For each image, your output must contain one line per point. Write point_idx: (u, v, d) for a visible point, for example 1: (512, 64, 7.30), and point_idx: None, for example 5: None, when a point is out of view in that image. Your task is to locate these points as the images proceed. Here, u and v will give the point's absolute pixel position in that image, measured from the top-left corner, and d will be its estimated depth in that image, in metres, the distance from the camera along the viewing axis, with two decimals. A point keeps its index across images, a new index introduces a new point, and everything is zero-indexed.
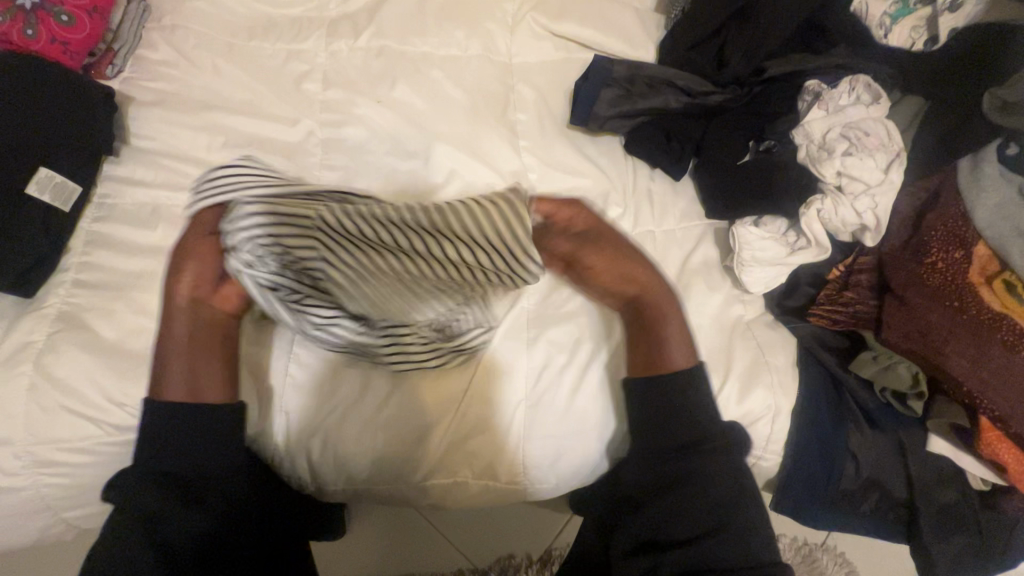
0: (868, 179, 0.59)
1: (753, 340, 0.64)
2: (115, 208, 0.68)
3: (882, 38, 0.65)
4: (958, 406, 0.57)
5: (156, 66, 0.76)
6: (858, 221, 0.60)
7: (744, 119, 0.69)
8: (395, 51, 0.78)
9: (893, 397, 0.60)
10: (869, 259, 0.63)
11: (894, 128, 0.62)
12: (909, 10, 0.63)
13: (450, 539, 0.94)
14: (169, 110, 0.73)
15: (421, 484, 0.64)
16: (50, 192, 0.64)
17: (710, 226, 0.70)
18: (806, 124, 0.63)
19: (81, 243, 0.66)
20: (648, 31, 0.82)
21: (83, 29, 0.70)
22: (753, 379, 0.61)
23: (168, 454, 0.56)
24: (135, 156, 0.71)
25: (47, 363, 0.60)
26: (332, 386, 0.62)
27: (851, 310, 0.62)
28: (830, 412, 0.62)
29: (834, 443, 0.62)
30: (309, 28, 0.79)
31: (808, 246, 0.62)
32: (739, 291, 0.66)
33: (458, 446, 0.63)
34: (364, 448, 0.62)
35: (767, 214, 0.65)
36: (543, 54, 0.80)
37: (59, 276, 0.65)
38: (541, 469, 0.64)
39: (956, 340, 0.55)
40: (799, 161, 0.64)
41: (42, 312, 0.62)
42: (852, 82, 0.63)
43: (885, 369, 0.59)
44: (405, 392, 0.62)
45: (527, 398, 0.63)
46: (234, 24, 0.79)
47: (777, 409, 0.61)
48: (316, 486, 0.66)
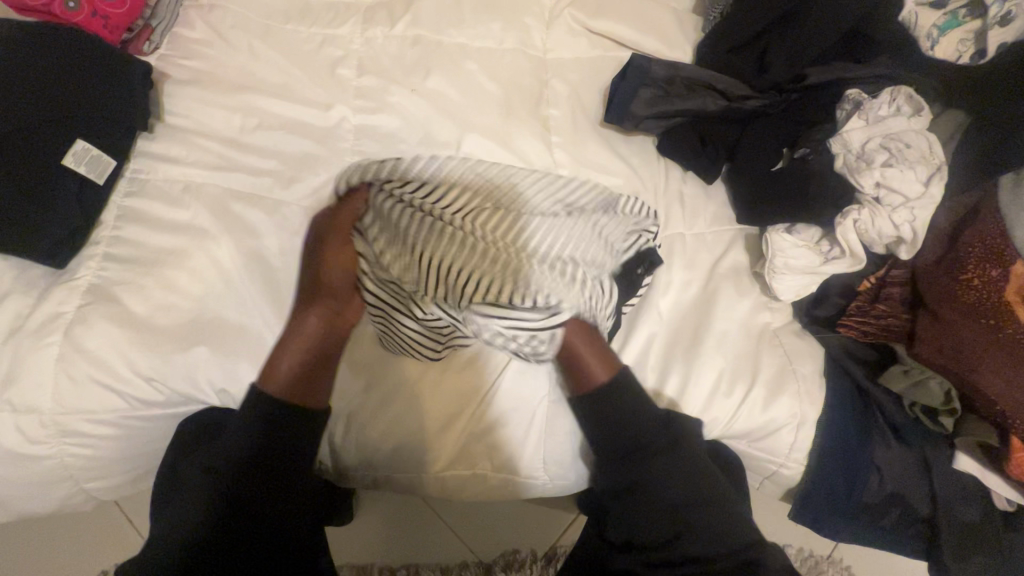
0: (907, 192, 0.59)
1: (780, 347, 0.63)
2: (147, 183, 0.69)
3: (929, 50, 0.63)
4: (989, 425, 0.56)
5: (193, 45, 0.76)
6: (895, 234, 0.60)
7: (780, 126, 0.68)
8: (430, 40, 0.77)
9: (923, 413, 0.59)
10: (901, 273, 0.62)
11: (936, 140, 0.61)
12: (957, 23, 0.61)
13: (457, 532, 0.94)
14: (204, 89, 0.73)
15: (439, 476, 0.64)
16: (86, 165, 0.65)
17: (741, 231, 0.70)
18: (845, 133, 0.63)
19: (112, 217, 0.67)
20: (686, 32, 0.81)
21: (125, 3, 0.72)
22: (779, 387, 0.61)
23: (238, 446, 0.56)
24: (169, 133, 0.71)
25: (78, 334, 0.60)
26: (352, 367, 0.64)
27: (881, 323, 0.61)
28: (856, 426, 0.61)
29: (859, 457, 0.60)
30: (346, 14, 0.79)
31: (842, 256, 0.61)
32: (768, 298, 0.66)
33: (477, 438, 0.62)
34: (383, 434, 0.62)
35: (801, 222, 0.64)
36: (578, 51, 0.79)
37: (90, 249, 0.65)
38: (560, 467, 0.64)
39: (993, 358, 0.55)
40: (837, 171, 0.63)
41: (73, 284, 0.63)
42: (892, 93, 0.63)
43: (916, 385, 0.58)
44: (417, 393, 0.62)
45: (549, 393, 0.63)
46: (270, 6, 0.79)
47: (802, 419, 0.61)
48: (336, 471, 0.66)
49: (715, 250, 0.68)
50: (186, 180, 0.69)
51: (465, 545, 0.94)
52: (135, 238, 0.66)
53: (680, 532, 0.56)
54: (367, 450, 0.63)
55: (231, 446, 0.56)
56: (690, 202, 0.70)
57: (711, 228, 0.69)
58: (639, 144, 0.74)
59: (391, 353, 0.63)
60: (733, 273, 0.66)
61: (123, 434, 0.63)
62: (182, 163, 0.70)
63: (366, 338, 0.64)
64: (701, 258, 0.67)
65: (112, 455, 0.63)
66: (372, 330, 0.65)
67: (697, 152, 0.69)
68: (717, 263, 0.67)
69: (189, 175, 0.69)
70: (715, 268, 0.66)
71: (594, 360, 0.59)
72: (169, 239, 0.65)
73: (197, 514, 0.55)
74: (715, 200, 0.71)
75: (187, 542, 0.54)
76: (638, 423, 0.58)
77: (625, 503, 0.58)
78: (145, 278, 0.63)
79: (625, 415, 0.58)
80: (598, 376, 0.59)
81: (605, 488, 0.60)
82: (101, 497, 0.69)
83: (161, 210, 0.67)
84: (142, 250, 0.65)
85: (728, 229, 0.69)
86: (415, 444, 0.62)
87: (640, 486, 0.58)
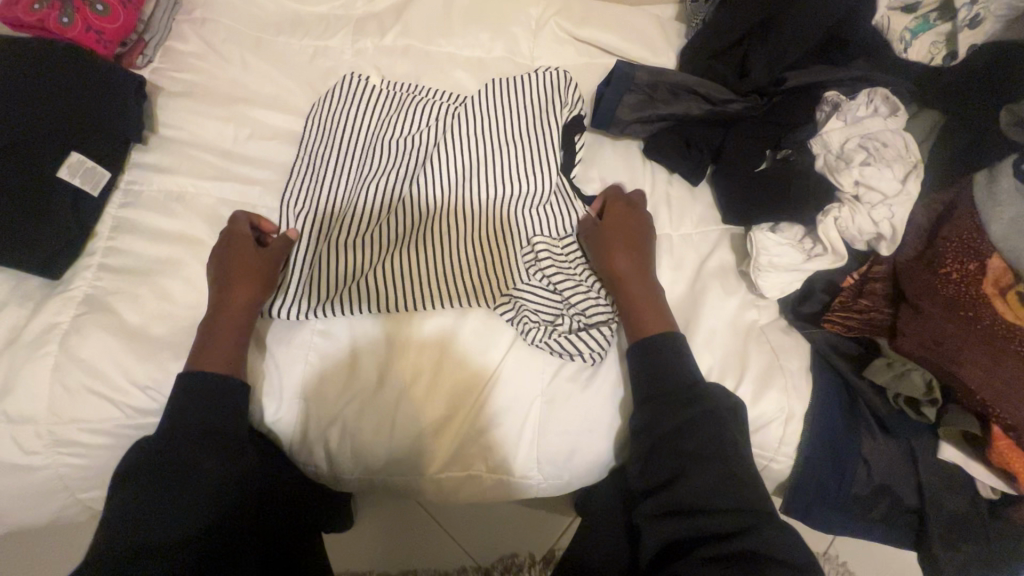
0: (885, 189, 0.60)
1: (766, 343, 0.64)
2: (142, 194, 0.70)
3: (902, 52, 0.65)
4: (971, 416, 0.55)
5: (186, 58, 0.78)
6: (874, 231, 0.61)
7: (762, 127, 0.71)
8: (420, 50, 0.81)
9: (906, 405, 0.57)
10: (884, 268, 0.63)
11: (912, 140, 0.62)
12: (929, 26, 0.64)
13: (456, 539, 0.94)
14: (199, 102, 0.76)
15: (434, 477, 0.64)
16: (81, 176, 0.66)
17: (727, 231, 0.71)
18: (825, 134, 0.64)
19: (107, 227, 0.68)
20: (669, 38, 0.83)
21: (117, 19, 0.72)
22: (767, 382, 0.61)
23: (172, 440, 0.54)
24: (165, 145, 0.73)
25: (73, 344, 0.61)
26: (350, 371, 0.63)
27: (866, 317, 0.62)
28: (843, 420, 0.61)
29: (847, 450, 0.60)
30: (338, 27, 0.82)
31: (824, 253, 0.62)
32: (755, 296, 0.67)
33: (474, 440, 0.63)
34: (382, 435, 0.62)
35: (786, 220, 0.65)
36: (565, 59, 0.82)
37: (84, 260, 0.66)
38: (554, 466, 0.63)
39: (971, 350, 0.55)
40: (817, 171, 0.65)
41: (70, 294, 0.63)
42: (869, 95, 0.65)
43: (898, 377, 0.57)
44: (419, 396, 0.62)
45: (543, 393, 0.63)
46: (263, 19, 0.82)
47: (790, 413, 0.61)
48: (332, 475, 0.65)
49: (702, 249, 0.69)
50: (182, 191, 0.71)
51: (464, 552, 0.95)
52: (130, 248, 0.67)
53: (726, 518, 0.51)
54: (369, 452, 0.63)
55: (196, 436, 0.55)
56: (677, 203, 0.72)
57: (698, 229, 0.71)
58: (624, 147, 0.76)
59: (397, 359, 0.63)
60: (721, 272, 0.68)
61: (115, 445, 0.62)
62: (178, 174, 0.71)
63: (363, 346, 0.63)
64: (687, 258, 0.69)
65: (106, 467, 0.63)
66: (373, 336, 0.64)
67: (682, 155, 0.72)
68: (703, 263, 0.68)
69: (182, 184, 0.71)
70: (701, 268, 0.68)
71: (654, 320, 0.61)
72: (163, 249, 0.67)
73: (175, 516, 0.51)
74: (702, 201, 0.73)
75: (188, 515, 0.51)
76: (698, 426, 0.55)
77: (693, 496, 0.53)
78: (140, 287, 0.64)
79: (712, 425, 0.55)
80: (653, 330, 0.61)
81: (665, 472, 0.55)
82: (95, 511, 0.68)
83: (157, 221, 0.69)
84: (137, 260, 0.66)
85: (714, 229, 0.71)
86: (432, 445, 0.63)
87: (713, 498, 0.52)
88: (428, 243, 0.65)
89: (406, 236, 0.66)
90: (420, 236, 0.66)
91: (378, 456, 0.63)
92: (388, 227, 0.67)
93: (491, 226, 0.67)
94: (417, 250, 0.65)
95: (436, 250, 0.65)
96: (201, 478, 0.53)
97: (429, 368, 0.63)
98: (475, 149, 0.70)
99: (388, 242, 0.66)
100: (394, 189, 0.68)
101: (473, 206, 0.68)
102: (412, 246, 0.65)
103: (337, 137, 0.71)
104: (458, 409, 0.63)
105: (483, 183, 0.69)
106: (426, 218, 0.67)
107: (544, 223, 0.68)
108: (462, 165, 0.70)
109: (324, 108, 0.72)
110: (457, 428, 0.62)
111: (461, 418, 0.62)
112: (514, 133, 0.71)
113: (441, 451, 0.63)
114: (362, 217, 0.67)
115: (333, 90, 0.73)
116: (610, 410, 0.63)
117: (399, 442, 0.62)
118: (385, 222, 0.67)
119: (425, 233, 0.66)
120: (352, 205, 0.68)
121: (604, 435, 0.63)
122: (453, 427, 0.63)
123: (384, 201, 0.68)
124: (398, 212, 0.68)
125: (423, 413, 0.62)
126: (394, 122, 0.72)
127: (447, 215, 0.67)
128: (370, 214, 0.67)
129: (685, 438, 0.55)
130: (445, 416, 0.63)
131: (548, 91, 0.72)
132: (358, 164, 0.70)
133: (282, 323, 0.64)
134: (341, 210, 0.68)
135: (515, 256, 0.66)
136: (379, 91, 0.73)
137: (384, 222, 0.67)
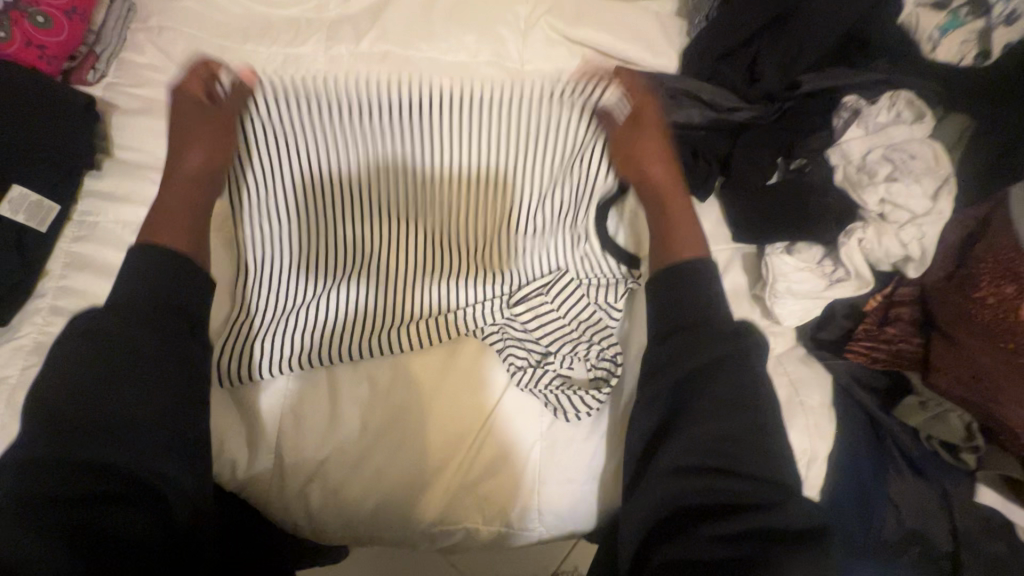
0: (914, 208, 0.54)
1: (785, 375, 0.58)
2: (97, 226, 0.64)
3: (930, 52, 0.59)
4: (1011, 459, 0.52)
5: (143, 71, 0.72)
6: (902, 253, 0.55)
7: (773, 135, 0.65)
8: (399, 56, 0.74)
9: (942, 446, 0.54)
10: (910, 291, 0.58)
11: (942, 149, 0.56)
12: (960, 22, 0.57)
13: (455, 569, 0.89)
14: (157, 120, 0.69)
15: (426, 533, 0.58)
16: (25, 212, 0.59)
17: (739, 251, 0.65)
18: (843, 144, 0.59)
19: (58, 265, 0.62)
20: (670, 35, 0.76)
21: (62, 31, 0.65)
22: (786, 422, 0.56)
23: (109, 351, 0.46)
24: (120, 170, 0.67)
25: (21, 399, 0.55)
26: (331, 424, 0.57)
27: (892, 347, 0.58)
28: (870, 461, 0.55)
29: (875, 495, 0.55)
30: (308, 31, 0.75)
31: (847, 278, 0.57)
32: (771, 322, 0.61)
33: (469, 491, 0.57)
34: (367, 491, 0.57)
35: (801, 240, 0.59)
36: (557, 61, 0.75)
37: (33, 303, 0.60)
38: (557, 516, 0.58)
39: (1015, 387, 0.50)
40: (835, 185, 0.60)
41: (17, 343, 0.57)
42: (892, 98, 0.59)
43: (935, 418, 0.54)
44: (406, 446, 0.57)
45: (544, 437, 0.58)
46: (226, 25, 0.75)
47: (813, 455, 0.55)
48: (314, 533, 0.60)
49: None
50: (141, 220, 0.65)
51: None
52: (84, 287, 0.61)
53: (725, 495, 0.45)
54: (353, 508, 0.57)
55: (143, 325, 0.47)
56: None
57: (707, 248, 0.65)
58: None
59: (384, 406, 0.58)
60: (733, 296, 0.62)
61: None
62: (136, 201, 0.65)
63: (342, 388, 0.58)
64: None
65: None
66: (359, 390, 0.58)
67: (688, 168, 0.66)
68: None
69: (141, 213, 0.65)
70: None
71: (686, 233, 0.58)
72: None
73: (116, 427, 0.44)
74: (710, 218, 0.67)
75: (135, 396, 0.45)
76: (696, 350, 0.50)
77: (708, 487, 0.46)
78: None
79: (716, 398, 0.48)
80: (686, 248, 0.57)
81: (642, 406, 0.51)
82: None
83: (114, 256, 0.63)
84: (92, 300, 0.60)
85: (723, 249, 0.65)
86: (424, 500, 0.57)
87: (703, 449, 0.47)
88: (408, 287, 0.61)
89: (379, 281, 0.61)
90: (398, 281, 0.61)
91: (364, 513, 0.57)
92: (360, 271, 0.61)
93: (475, 263, 0.63)
94: (394, 297, 0.61)
95: (414, 296, 0.61)
96: (144, 361, 0.46)
97: (419, 416, 0.57)
98: (447, 176, 0.63)
99: (366, 281, 0.61)
100: (360, 228, 0.62)
101: (452, 243, 0.63)
102: (387, 292, 0.61)
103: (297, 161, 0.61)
104: (449, 458, 0.57)
105: (460, 218, 0.63)
106: (400, 260, 0.62)
107: (530, 258, 0.64)
108: (435, 196, 0.63)
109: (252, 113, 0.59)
110: (452, 480, 0.57)
111: (456, 468, 0.57)
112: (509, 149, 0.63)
113: (433, 508, 0.57)
114: (327, 263, 0.61)
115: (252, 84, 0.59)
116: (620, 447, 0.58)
117: (384, 497, 0.57)
118: (354, 267, 0.61)
119: (400, 277, 0.61)
120: (316, 247, 0.61)
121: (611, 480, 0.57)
122: (447, 477, 0.57)
123: (353, 241, 0.62)
124: (369, 256, 0.62)
125: (411, 464, 0.57)
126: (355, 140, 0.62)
127: (425, 255, 0.62)
128: (336, 258, 0.61)
129: (705, 379, 0.49)
130: (436, 466, 0.57)
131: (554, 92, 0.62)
132: (310, 198, 0.61)
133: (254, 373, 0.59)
134: (303, 255, 0.61)
135: (504, 297, 0.62)
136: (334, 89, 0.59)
137: (352, 264, 0.61)
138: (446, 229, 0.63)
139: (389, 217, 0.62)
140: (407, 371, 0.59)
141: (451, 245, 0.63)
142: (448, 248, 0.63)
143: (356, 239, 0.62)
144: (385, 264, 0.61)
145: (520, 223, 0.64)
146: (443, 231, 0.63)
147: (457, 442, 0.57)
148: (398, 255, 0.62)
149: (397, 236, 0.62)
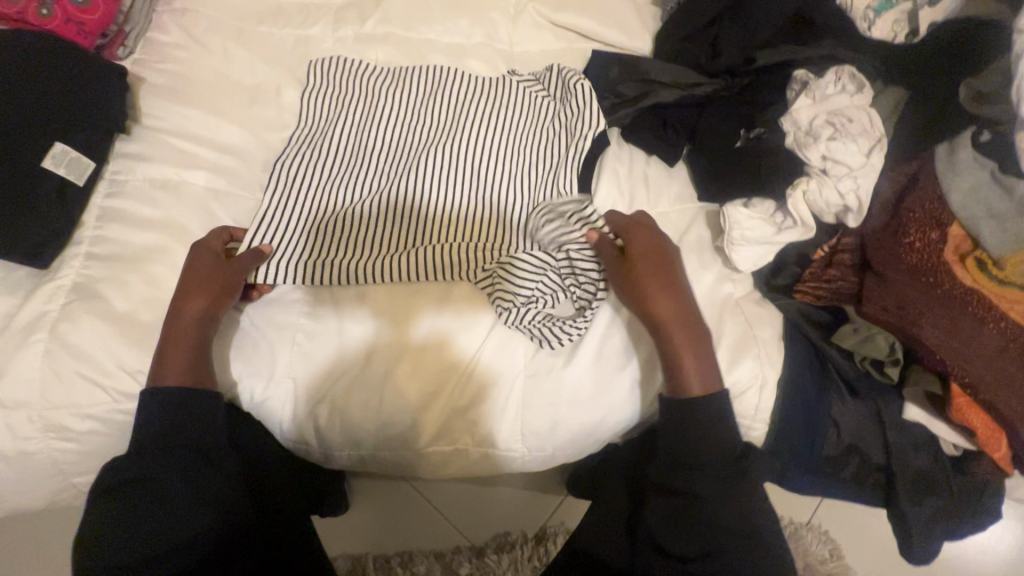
0: (851, 163, 0.62)
1: (741, 314, 0.66)
2: (127, 184, 0.71)
3: (867, 30, 0.68)
4: (930, 375, 0.60)
5: (167, 48, 0.79)
6: (841, 203, 0.63)
7: (732, 106, 0.73)
8: (399, 37, 0.82)
9: (872, 365, 0.62)
10: (852, 241, 0.65)
11: (877, 114, 0.64)
12: (890, 5, 0.67)
13: (449, 520, 0.96)
14: (181, 92, 0.76)
15: (422, 452, 0.66)
16: (65, 166, 0.67)
17: (703, 209, 0.73)
18: (794, 111, 0.66)
19: (93, 217, 0.69)
20: (645, 20, 0.84)
21: (98, 11, 0.73)
22: (740, 352, 0.63)
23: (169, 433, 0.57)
24: (147, 134, 0.74)
25: (62, 330, 0.62)
26: (338, 356, 0.64)
27: (833, 286, 0.65)
28: (814, 384, 0.64)
29: (818, 413, 0.63)
30: (317, 14, 0.83)
31: (794, 225, 0.64)
32: (731, 270, 0.69)
33: (460, 415, 0.65)
34: (370, 413, 0.64)
35: (756, 197, 0.67)
36: (543, 44, 0.84)
37: (71, 250, 0.67)
38: (538, 437, 0.65)
39: (931, 312, 0.58)
40: (788, 148, 0.67)
41: (59, 282, 0.64)
42: (838, 73, 0.66)
43: (864, 339, 0.62)
44: (404, 376, 0.64)
45: (527, 367, 0.65)
46: (242, 8, 0.82)
47: (764, 380, 0.63)
48: (322, 453, 0.67)
49: (679, 226, 0.71)
50: (166, 178, 0.72)
51: (457, 531, 0.96)
52: (116, 236, 0.68)
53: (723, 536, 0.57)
54: (357, 428, 0.64)
55: (163, 513, 0.54)
56: (654, 182, 0.74)
57: (675, 207, 0.73)
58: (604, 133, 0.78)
59: (384, 340, 0.65)
60: (698, 246, 0.70)
61: (111, 429, 0.64)
62: (160, 162, 0.72)
63: (347, 323, 0.65)
64: (666, 234, 0.71)
65: (100, 451, 0.64)
66: (361, 325, 0.65)
67: (659, 138, 0.74)
68: (681, 239, 0.70)
69: (167, 173, 0.72)
70: (680, 243, 0.70)
71: (694, 372, 0.59)
72: (147, 237, 0.68)
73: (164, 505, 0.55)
74: (678, 179, 0.75)
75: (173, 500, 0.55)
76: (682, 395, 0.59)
77: (675, 520, 0.58)
78: (127, 273, 0.65)
79: (705, 470, 0.58)
80: (694, 388, 0.59)
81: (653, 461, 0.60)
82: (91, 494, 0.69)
83: (141, 208, 0.70)
84: (123, 247, 0.67)
85: (690, 207, 0.73)
86: (419, 421, 0.64)
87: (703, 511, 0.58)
88: (405, 230, 0.68)
89: (381, 224, 0.68)
90: (397, 224, 0.69)
91: (366, 433, 0.65)
92: (364, 215, 0.69)
93: (468, 212, 0.69)
94: (392, 238, 0.68)
95: (411, 238, 0.68)
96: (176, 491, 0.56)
97: (416, 351, 0.64)
98: (449, 139, 0.73)
99: (368, 224, 0.68)
100: (373, 176, 0.71)
101: (447, 194, 0.70)
102: (387, 234, 0.68)
103: (337, 124, 0.74)
104: (440, 387, 0.64)
105: (456, 172, 0.71)
106: (400, 206, 0.69)
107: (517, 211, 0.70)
108: (437, 154, 0.72)
109: (311, 89, 0.76)
110: (444, 404, 0.64)
111: (448, 394, 0.64)
112: (512, 124, 0.74)
113: (428, 428, 0.65)
114: (338, 206, 0.69)
115: (317, 68, 0.76)
116: (595, 377, 0.65)
117: (384, 419, 0.64)
118: (360, 211, 0.69)
119: (399, 222, 0.69)
120: (329, 193, 0.70)
121: (586, 406, 0.65)
122: (439, 403, 0.64)
123: (363, 189, 0.70)
124: (374, 202, 0.69)
125: (408, 391, 0.64)
126: (385, 112, 0.75)
127: (421, 203, 0.70)
128: (345, 202, 0.69)
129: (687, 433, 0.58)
130: (431, 392, 0.64)
131: (548, 94, 0.77)
132: (336, 152, 0.72)
133: (267, 311, 0.66)
134: (317, 198, 0.70)
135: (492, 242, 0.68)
136: (377, 78, 0.77)
137: (358, 209, 0.69)
138: (443, 182, 0.70)
139: (397, 170, 0.71)
140: (405, 312, 0.65)
141: (446, 196, 0.70)
142: (444, 199, 0.70)
143: (366, 188, 0.70)
144: (388, 209, 0.69)
145: (509, 182, 0.71)
146: (440, 183, 0.70)
147: (448, 373, 0.64)
148: (399, 202, 0.69)
149: (399, 187, 0.70)
